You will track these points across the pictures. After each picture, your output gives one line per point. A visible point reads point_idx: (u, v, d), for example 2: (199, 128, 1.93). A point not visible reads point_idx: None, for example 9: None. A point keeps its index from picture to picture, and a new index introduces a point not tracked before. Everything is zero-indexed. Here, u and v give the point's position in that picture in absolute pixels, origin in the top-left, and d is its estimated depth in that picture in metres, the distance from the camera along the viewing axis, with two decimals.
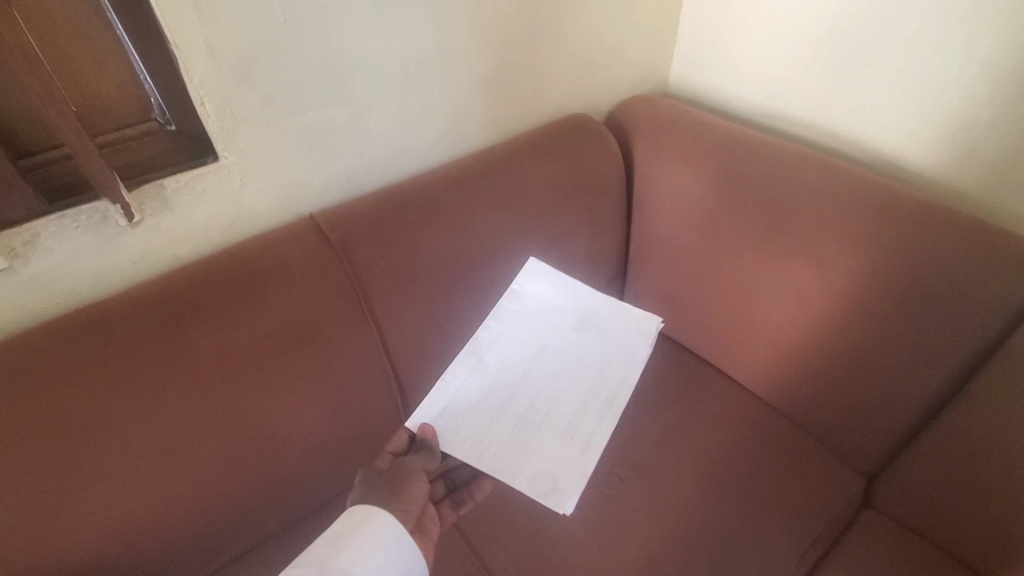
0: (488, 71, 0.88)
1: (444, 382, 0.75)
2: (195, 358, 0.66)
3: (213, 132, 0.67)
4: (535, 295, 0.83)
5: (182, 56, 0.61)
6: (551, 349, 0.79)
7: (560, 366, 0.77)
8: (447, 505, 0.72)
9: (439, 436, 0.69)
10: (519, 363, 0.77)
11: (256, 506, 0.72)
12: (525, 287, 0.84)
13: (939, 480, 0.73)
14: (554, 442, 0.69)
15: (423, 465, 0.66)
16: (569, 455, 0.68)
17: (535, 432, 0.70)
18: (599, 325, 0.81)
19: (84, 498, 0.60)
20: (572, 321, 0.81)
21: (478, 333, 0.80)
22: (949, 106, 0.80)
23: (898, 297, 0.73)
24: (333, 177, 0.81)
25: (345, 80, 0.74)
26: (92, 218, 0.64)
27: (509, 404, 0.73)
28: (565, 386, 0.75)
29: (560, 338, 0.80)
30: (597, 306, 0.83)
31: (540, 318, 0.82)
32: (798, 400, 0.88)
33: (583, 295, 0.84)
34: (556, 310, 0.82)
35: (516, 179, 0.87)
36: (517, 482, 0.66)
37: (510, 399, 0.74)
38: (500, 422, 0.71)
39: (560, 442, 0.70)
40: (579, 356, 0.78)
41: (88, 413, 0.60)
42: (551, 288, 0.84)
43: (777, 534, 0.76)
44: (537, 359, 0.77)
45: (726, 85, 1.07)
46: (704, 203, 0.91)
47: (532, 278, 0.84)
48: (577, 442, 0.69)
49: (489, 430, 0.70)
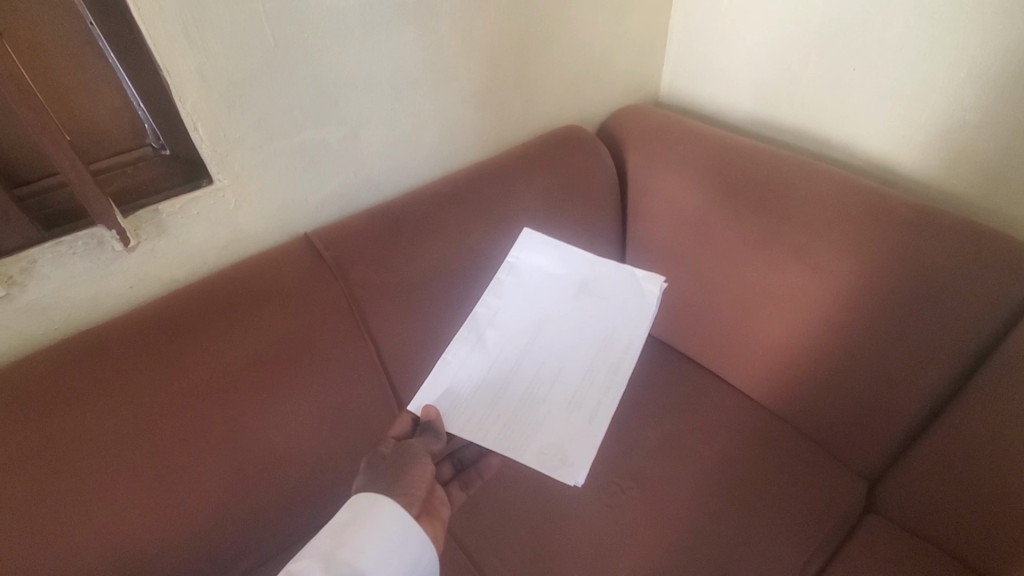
0: (479, 85, 0.88)
1: (445, 363, 0.74)
2: (192, 378, 0.66)
3: (207, 156, 0.67)
4: (532, 265, 0.82)
5: (174, 83, 0.61)
6: (552, 319, 0.77)
7: (562, 336, 0.76)
8: (456, 486, 0.71)
9: (444, 416, 0.68)
10: (521, 338, 0.75)
11: (257, 523, 0.73)
12: (522, 259, 0.83)
13: (940, 484, 0.74)
14: (561, 414, 0.69)
15: (427, 447, 0.64)
16: (577, 425, 0.68)
17: (541, 406, 0.70)
18: (600, 289, 0.80)
19: (90, 521, 0.61)
20: (572, 289, 0.80)
21: (476, 310, 0.78)
22: (937, 109, 0.80)
23: (892, 305, 0.74)
24: (328, 195, 0.81)
25: (339, 100, 0.74)
26: (88, 245, 0.64)
27: (513, 380, 0.72)
28: (569, 356, 0.74)
29: (561, 306, 0.78)
30: (598, 270, 0.81)
31: (540, 288, 0.80)
32: (796, 405, 0.89)
33: (582, 260, 0.82)
34: (555, 279, 0.81)
35: (510, 191, 0.87)
36: (526, 456, 0.65)
37: (513, 374, 0.72)
38: (504, 399, 0.70)
39: (566, 413, 0.69)
40: (582, 323, 0.77)
41: (87, 436, 0.61)
42: (549, 257, 0.82)
43: (778, 539, 0.77)
44: (539, 332, 0.76)
45: (717, 92, 1.07)
46: (698, 211, 0.91)
47: (528, 249, 0.83)
48: (584, 412, 0.69)
49: (494, 408, 0.69)
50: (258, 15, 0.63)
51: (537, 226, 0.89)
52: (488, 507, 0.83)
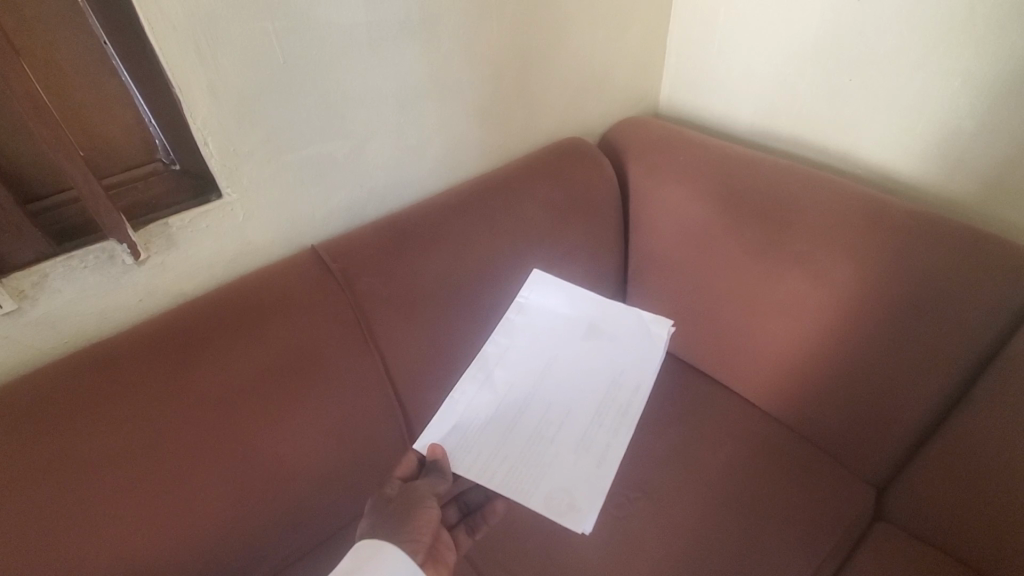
0: (482, 99, 0.90)
1: (453, 401, 0.74)
2: (200, 391, 0.66)
3: (216, 171, 0.68)
4: (541, 305, 0.83)
5: (186, 99, 0.63)
6: (561, 358, 0.77)
7: (571, 377, 0.76)
8: (462, 530, 0.71)
9: (450, 455, 0.68)
10: (529, 376, 0.76)
11: (266, 537, 0.73)
12: (531, 298, 0.84)
13: (950, 491, 0.73)
14: (569, 456, 0.68)
15: (433, 489, 0.65)
16: (584, 468, 0.67)
17: (549, 447, 0.69)
18: (608, 330, 0.80)
19: (98, 537, 0.61)
20: (581, 329, 0.80)
21: (486, 349, 0.79)
22: (933, 118, 0.82)
23: (896, 310, 0.74)
24: (334, 209, 0.82)
25: (345, 117, 0.75)
26: (99, 258, 0.65)
27: (521, 419, 0.72)
28: (577, 397, 0.74)
29: (570, 346, 0.79)
30: (605, 308, 0.82)
31: (551, 329, 0.81)
32: (802, 413, 0.89)
33: (589, 301, 0.83)
34: (564, 320, 0.82)
35: (514, 204, 0.88)
36: (533, 500, 0.64)
37: (521, 415, 0.72)
38: (511, 438, 0.70)
39: (574, 455, 0.68)
40: (592, 363, 0.77)
41: (95, 450, 0.61)
42: (557, 297, 0.84)
43: (787, 549, 0.77)
44: (546, 371, 0.76)
45: (716, 105, 1.09)
46: (698, 222, 0.92)
47: (538, 289, 0.85)
48: (592, 455, 0.68)
49: (501, 447, 0.69)
50: (267, 33, 0.65)
51: (542, 244, 0.90)
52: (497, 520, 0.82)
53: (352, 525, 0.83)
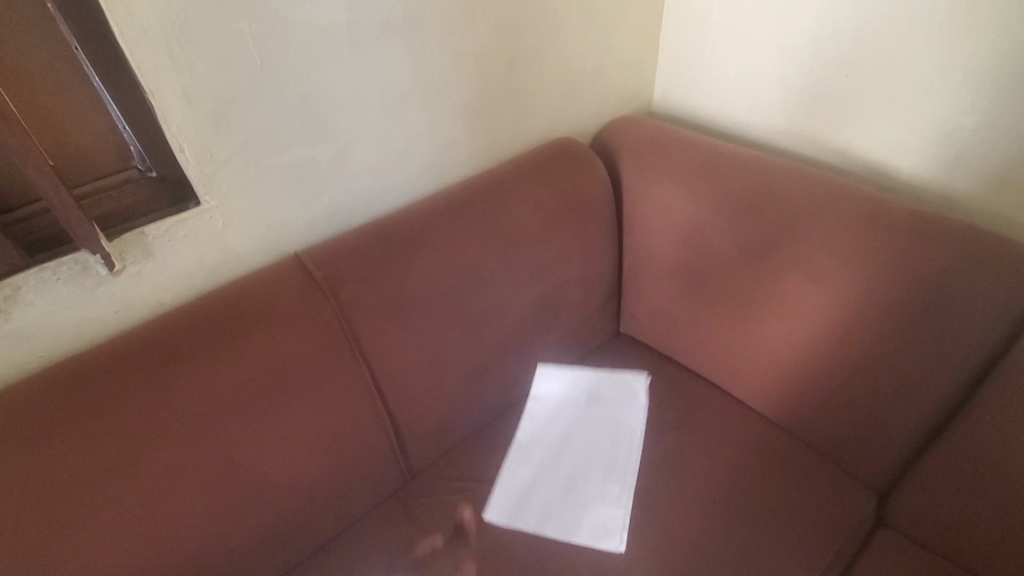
0: (470, 100, 0.87)
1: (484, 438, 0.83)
2: (178, 405, 0.64)
3: (194, 177, 0.66)
4: (550, 398, 0.93)
5: (158, 105, 0.60)
6: (576, 432, 0.88)
7: (587, 439, 0.86)
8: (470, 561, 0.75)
9: (499, 519, 0.79)
10: (551, 448, 0.86)
11: (252, 552, 0.71)
12: (542, 390, 0.94)
13: (950, 498, 0.71)
14: (598, 490, 0.80)
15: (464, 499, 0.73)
16: (614, 498, 0.79)
17: (581, 489, 0.81)
18: (607, 398, 0.92)
19: (74, 558, 0.59)
20: (584, 403, 0.91)
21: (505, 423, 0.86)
22: (933, 114, 0.79)
23: (897, 313, 0.72)
24: (319, 215, 0.79)
25: (328, 118, 0.73)
26: (72, 270, 0.63)
27: (552, 474, 0.83)
28: (595, 445, 0.85)
29: (579, 415, 0.90)
30: (598, 376, 0.94)
31: (559, 405, 0.92)
32: (802, 416, 0.87)
33: (587, 378, 0.94)
34: (569, 401, 0.92)
35: (504, 207, 0.86)
36: (578, 535, 0.76)
37: (551, 476, 0.83)
38: (547, 489, 0.81)
39: (603, 489, 0.80)
40: (601, 423, 0.88)
41: (68, 469, 0.59)
42: (564, 388, 0.94)
43: (786, 557, 0.75)
44: (565, 444, 0.87)
45: (710, 102, 1.07)
46: (693, 222, 0.90)
47: (546, 380, 0.95)
48: (616, 486, 0.80)
49: (541, 499, 0.80)
50: (242, 36, 0.62)
51: (534, 247, 0.88)
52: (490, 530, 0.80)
53: (342, 537, 0.81)
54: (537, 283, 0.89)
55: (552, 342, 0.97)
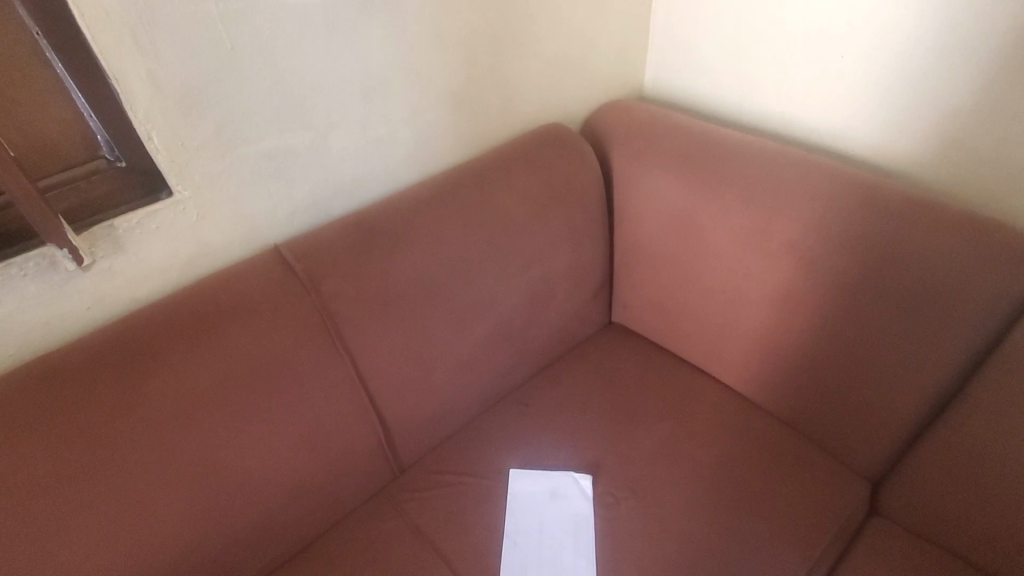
0: (454, 84, 0.85)
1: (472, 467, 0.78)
2: (153, 403, 0.62)
3: (165, 166, 0.64)
4: (524, 465, 0.86)
5: (124, 90, 0.58)
6: (549, 504, 0.81)
7: (562, 513, 0.80)
8: None
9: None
10: (523, 520, 0.79)
11: (236, 550, 0.70)
12: (516, 457, 0.87)
13: (945, 487, 0.71)
14: (571, 567, 0.74)
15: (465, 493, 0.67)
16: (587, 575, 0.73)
17: (553, 565, 0.74)
18: (563, 502, 0.81)
19: (47, 563, 0.57)
20: (546, 496, 0.82)
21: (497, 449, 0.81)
22: (929, 94, 0.77)
23: (891, 300, 0.71)
24: (299, 205, 0.77)
25: (304, 104, 0.71)
26: (40, 265, 0.60)
27: (523, 548, 0.76)
28: (558, 541, 0.77)
29: (537, 515, 0.80)
30: (555, 477, 0.84)
31: (517, 499, 0.82)
32: (795, 405, 0.86)
33: (567, 446, 0.88)
34: (528, 496, 0.82)
35: (491, 195, 0.84)
36: None
37: (522, 552, 0.76)
38: (517, 566, 0.74)
39: (577, 565, 0.74)
40: (558, 534, 0.78)
41: (39, 471, 0.57)
42: (540, 457, 0.87)
43: (779, 547, 0.75)
44: (538, 513, 0.80)
45: (702, 85, 1.04)
46: (685, 210, 0.88)
47: (524, 444, 0.88)
48: (590, 564, 0.74)
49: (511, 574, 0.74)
50: (211, 17, 0.60)
51: (522, 235, 0.86)
52: (480, 524, 0.79)
53: (330, 533, 0.80)
54: (526, 273, 0.87)
55: (542, 333, 0.95)
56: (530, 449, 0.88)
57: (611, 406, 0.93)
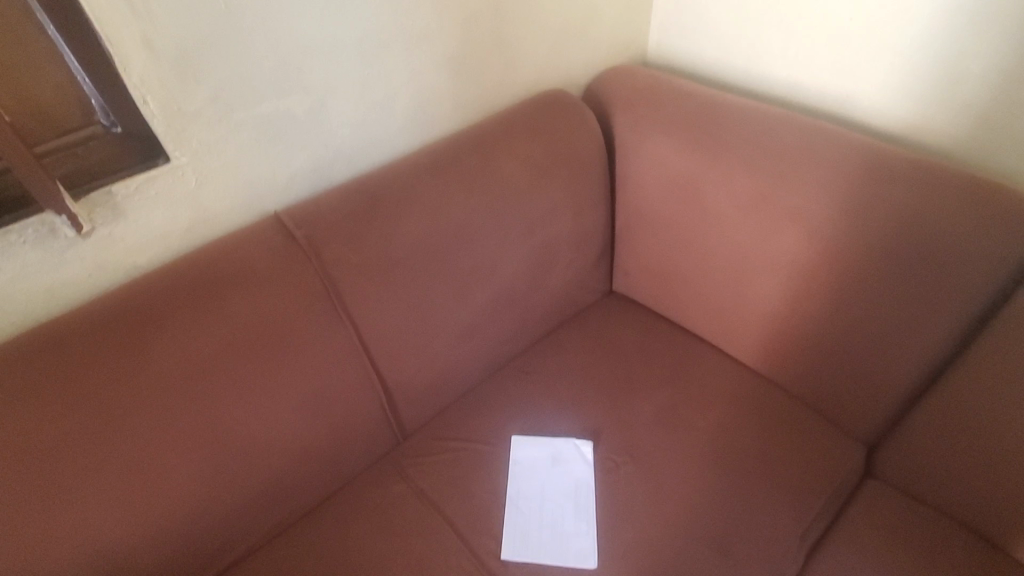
0: (454, 48, 0.83)
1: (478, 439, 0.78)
2: (158, 369, 0.63)
3: (161, 131, 0.63)
4: (526, 431, 0.87)
5: (117, 52, 0.57)
6: (551, 469, 0.83)
7: (563, 478, 0.82)
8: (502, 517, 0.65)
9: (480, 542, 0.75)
10: (525, 484, 0.81)
11: (244, 512, 0.71)
12: (521, 423, 0.88)
13: (940, 450, 0.72)
14: (571, 528, 0.76)
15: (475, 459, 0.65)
16: (587, 534, 0.75)
17: (554, 526, 0.76)
18: (564, 466, 0.83)
19: (60, 522, 0.58)
20: (547, 462, 0.84)
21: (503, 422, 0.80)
22: (938, 58, 0.76)
23: (893, 266, 0.71)
24: (298, 172, 0.76)
25: (301, 68, 0.69)
26: (39, 232, 0.60)
27: (525, 511, 0.78)
28: (558, 504, 0.79)
29: (539, 479, 0.82)
30: (556, 444, 0.85)
31: (519, 464, 0.83)
32: (794, 371, 0.87)
33: (569, 411, 0.89)
34: (530, 461, 0.84)
35: (492, 162, 0.83)
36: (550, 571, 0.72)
37: (524, 514, 0.78)
38: (519, 527, 0.77)
39: (577, 526, 0.76)
40: (559, 497, 0.80)
41: (47, 435, 0.58)
42: (542, 423, 0.88)
43: (774, 508, 0.76)
44: (539, 478, 0.82)
45: (707, 49, 1.02)
46: (687, 177, 0.87)
47: (529, 408, 0.90)
48: (590, 525, 0.76)
49: (514, 535, 0.76)
50: None
51: (523, 204, 0.85)
52: (483, 488, 0.81)
53: (336, 497, 0.81)
54: (527, 242, 0.87)
55: (543, 301, 0.95)
56: (531, 415, 0.89)
57: (612, 373, 0.94)
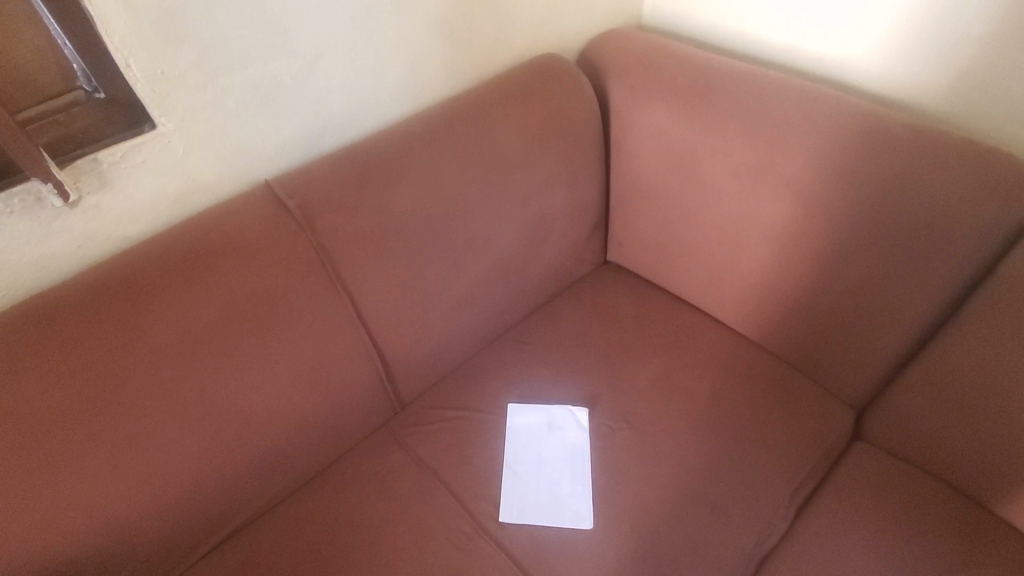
0: (445, 11, 0.81)
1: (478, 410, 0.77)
2: (152, 339, 0.62)
3: (146, 97, 0.61)
4: (523, 399, 0.88)
5: (98, 13, 0.55)
6: (547, 435, 0.84)
7: (559, 444, 0.83)
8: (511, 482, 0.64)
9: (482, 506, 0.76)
10: (522, 450, 0.82)
11: (243, 480, 0.72)
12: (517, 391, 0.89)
13: (929, 412, 0.74)
14: (566, 492, 0.78)
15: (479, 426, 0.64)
16: (582, 497, 0.77)
17: (550, 489, 0.78)
18: (560, 433, 0.84)
19: (60, 489, 0.59)
20: (544, 428, 0.85)
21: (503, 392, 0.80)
22: (938, 20, 0.75)
23: (886, 232, 0.71)
24: (288, 139, 0.75)
25: (288, 30, 0.67)
26: (26, 202, 0.59)
27: (522, 475, 0.80)
28: (555, 469, 0.80)
29: (536, 445, 0.83)
30: (552, 411, 0.86)
31: (516, 431, 0.85)
32: (786, 338, 0.88)
33: (566, 377, 0.90)
34: (527, 428, 0.85)
35: (485, 129, 0.82)
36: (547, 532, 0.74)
37: (522, 478, 0.79)
38: (516, 491, 0.78)
39: (573, 489, 0.78)
40: (555, 462, 0.81)
41: (43, 404, 0.58)
42: (538, 390, 0.89)
43: (765, 471, 0.78)
44: (535, 444, 0.83)
45: (704, 13, 0.99)
46: (683, 145, 0.86)
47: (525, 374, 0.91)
48: (585, 488, 0.78)
49: (511, 498, 0.77)
50: None
51: (518, 172, 0.84)
52: (481, 455, 0.82)
53: (335, 465, 0.82)
54: (522, 211, 0.86)
55: (538, 271, 0.95)
56: (527, 384, 0.90)
57: (607, 342, 0.95)
